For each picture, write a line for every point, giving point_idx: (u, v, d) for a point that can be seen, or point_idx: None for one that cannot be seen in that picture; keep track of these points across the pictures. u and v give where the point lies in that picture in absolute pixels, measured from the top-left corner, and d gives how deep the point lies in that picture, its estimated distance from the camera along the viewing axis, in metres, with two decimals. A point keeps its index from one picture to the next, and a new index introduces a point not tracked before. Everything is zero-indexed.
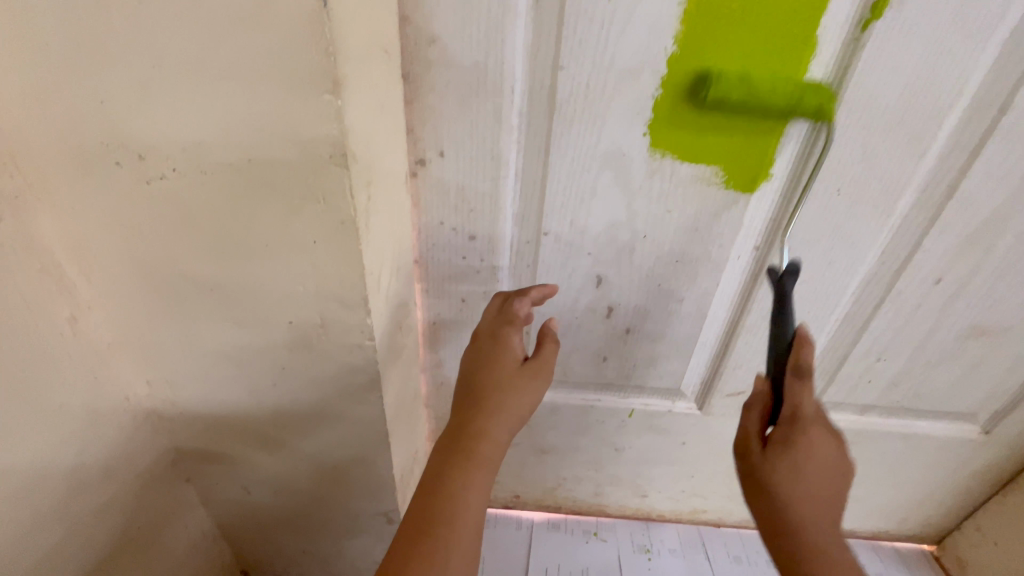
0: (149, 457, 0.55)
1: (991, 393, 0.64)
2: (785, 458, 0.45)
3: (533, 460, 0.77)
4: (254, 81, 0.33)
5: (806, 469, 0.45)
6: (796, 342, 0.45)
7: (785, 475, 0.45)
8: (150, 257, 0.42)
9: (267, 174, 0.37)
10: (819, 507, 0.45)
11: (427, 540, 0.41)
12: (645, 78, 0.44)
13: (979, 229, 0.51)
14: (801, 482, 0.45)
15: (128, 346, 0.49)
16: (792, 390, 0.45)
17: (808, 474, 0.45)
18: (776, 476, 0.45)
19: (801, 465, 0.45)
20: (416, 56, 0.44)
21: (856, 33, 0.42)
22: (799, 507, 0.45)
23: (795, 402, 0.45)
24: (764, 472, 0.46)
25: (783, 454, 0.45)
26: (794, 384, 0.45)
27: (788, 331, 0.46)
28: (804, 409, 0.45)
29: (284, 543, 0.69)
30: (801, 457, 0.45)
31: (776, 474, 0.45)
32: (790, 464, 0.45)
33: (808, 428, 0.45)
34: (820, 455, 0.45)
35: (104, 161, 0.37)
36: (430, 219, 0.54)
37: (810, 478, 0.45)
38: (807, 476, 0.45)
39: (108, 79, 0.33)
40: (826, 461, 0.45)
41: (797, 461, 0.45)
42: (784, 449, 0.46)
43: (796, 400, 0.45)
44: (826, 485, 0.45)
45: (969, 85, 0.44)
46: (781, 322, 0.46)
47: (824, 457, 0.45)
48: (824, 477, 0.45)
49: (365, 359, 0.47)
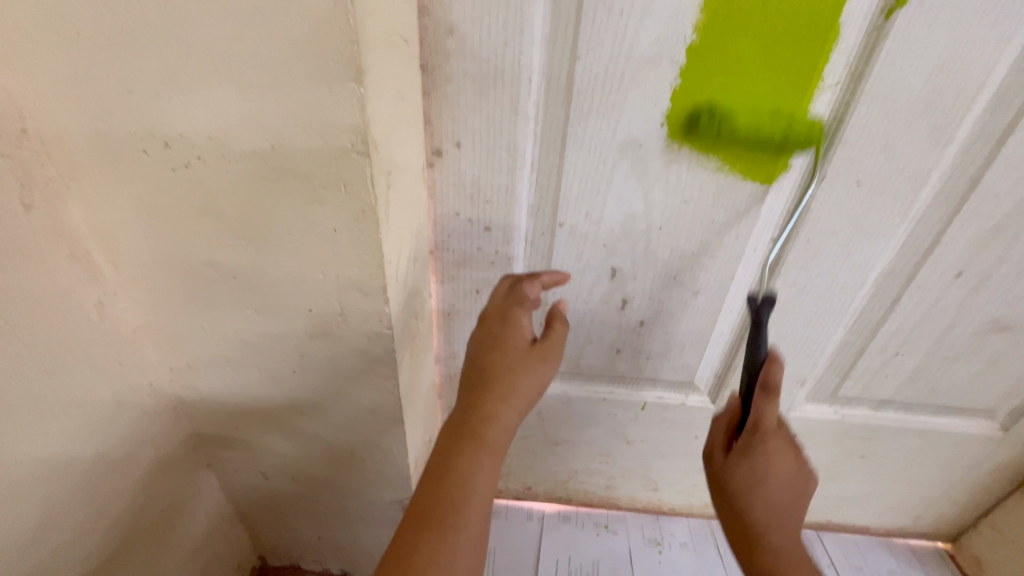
0: (171, 441, 0.56)
1: (1012, 390, 0.64)
2: (745, 466, 0.47)
3: (544, 452, 0.77)
4: (279, 70, 0.33)
5: (763, 477, 0.47)
6: (766, 363, 0.47)
7: (745, 482, 0.47)
8: (175, 244, 0.43)
9: (290, 162, 0.37)
10: (779, 511, 0.47)
11: (437, 525, 0.41)
12: (664, 68, 0.44)
13: (1002, 221, 0.51)
14: (760, 488, 0.47)
15: (152, 332, 0.50)
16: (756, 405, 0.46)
17: (768, 479, 0.47)
18: (736, 483, 0.48)
19: (759, 473, 0.47)
20: (434, 47, 0.45)
21: (879, 21, 0.41)
22: (755, 511, 0.47)
23: (757, 415, 0.46)
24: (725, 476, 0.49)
25: (742, 461, 0.47)
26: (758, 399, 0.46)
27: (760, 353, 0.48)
28: (766, 422, 0.46)
29: (300, 528, 0.70)
30: (760, 466, 0.47)
31: (736, 481, 0.48)
32: (750, 472, 0.47)
33: (769, 440, 0.47)
34: (780, 465, 0.47)
35: (132, 149, 0.38)
36: (446, 210, 0.54)
37: (770, 484, 0.47)
38: (767, 483, 0.47)
39: (136, 67, 0.34)
40: (786, 470, 0.47)
41: (756, 470, 0.47)
42: (746, 457, 0.47)
43: (757, 416, 0.46)
44: (787, 492, 0.47)
45: (996, 74, 0.43)
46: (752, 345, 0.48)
47: (785, 466, 0.47)
48: (785, 483, 0.47)
49: (382, 346, 0.48)
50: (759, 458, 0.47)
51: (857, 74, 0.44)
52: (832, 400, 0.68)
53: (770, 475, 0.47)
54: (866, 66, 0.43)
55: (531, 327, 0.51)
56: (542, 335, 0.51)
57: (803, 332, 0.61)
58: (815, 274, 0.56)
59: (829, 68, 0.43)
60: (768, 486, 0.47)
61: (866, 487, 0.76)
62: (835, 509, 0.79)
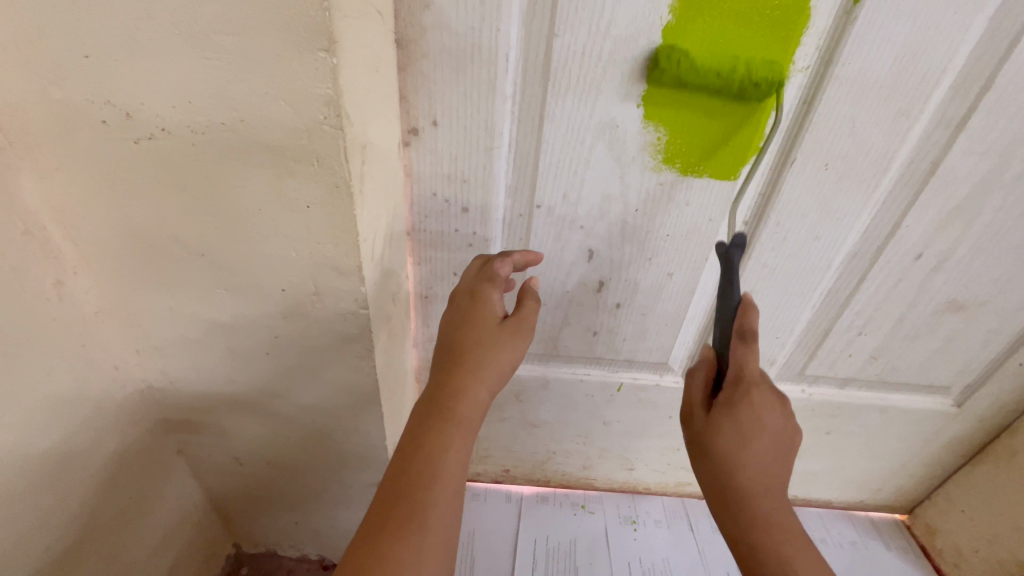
0: (139, 426, 0.54)
1: (965, 367, 0.67)
2: (732, 419, 0.46)
3: (522, 434, 0.78)
4: (247, 36, 0.32)
5: (753, 429, 0.46)
6: (742, 308, 0.48)
7: (734, 437, 0.46)
8: (139, 219, 0.41)
9: (261, 136, 0.36)
10: (769, 463, 0.46)
11: (405, 505, 0.41)
12: (640, 48, 0.45)
13: (959, 205, 0.53)
14: (748, 442, 0.45)
15: (117, 313, 0.48)
16: (736, 353, 0.47)
17: (756, 433, 0.46)
18: (723, 440, 0.46)
19: (748, 425, 0.46)
20: (410, 20, 0.44)
21: (848, 6, 0.42)
22: (746, 466, 0.45)
23: (739, 363, 0.47)
24: (709, 433, 0.47)
25: (729, 414, 0.46)
26: (740, 349, 0.47)
27: (735, 301, 0.49)
28: (748, 367, 0.47)
29: (276, 514, 0.69)
30: (748, 416, 0.46)
31: (724, 436, 0.46)
32: (739, 423, 0.46)
33: (753, 389, 0.47)
34: (768, 417, 0.46)
35: (90, 120, 0.36)
36: (422, 190, 0.54)
37: (758, 438, 0.46)
38: (756, 434, 0.46)
39: (91, 31, 0.32)
40: (773, 423, 0.46)
41: (742, 422, 0.46)
42: (733, 409, 0.46)
43: (740, 362, 0.47)
44: (774, 445, 0.46)
45: (955, 61, 0.45)
46: (727, 292, 0.49)
47: (771, 416, 0.46)
48: (772, 436, 0.46)
49: (358, 326, 0.47)
50: (746, 409, 0.46)
51: (825, 60, 0.45)
52: (800, 379, 0.70)
53: (755, 427, 0.46)
54: (836, 50, 0.44)
55: (503, 304, 0.51)
56: (514, 311, 0.51)
57: (774, 314, 0.62)
58: (785, 255, 0.57)
59: (800, 52, 0.44)
60: (758, 437, 0.45)
61: (828, 463, 0.79)
62: (801, 484, 0.83)
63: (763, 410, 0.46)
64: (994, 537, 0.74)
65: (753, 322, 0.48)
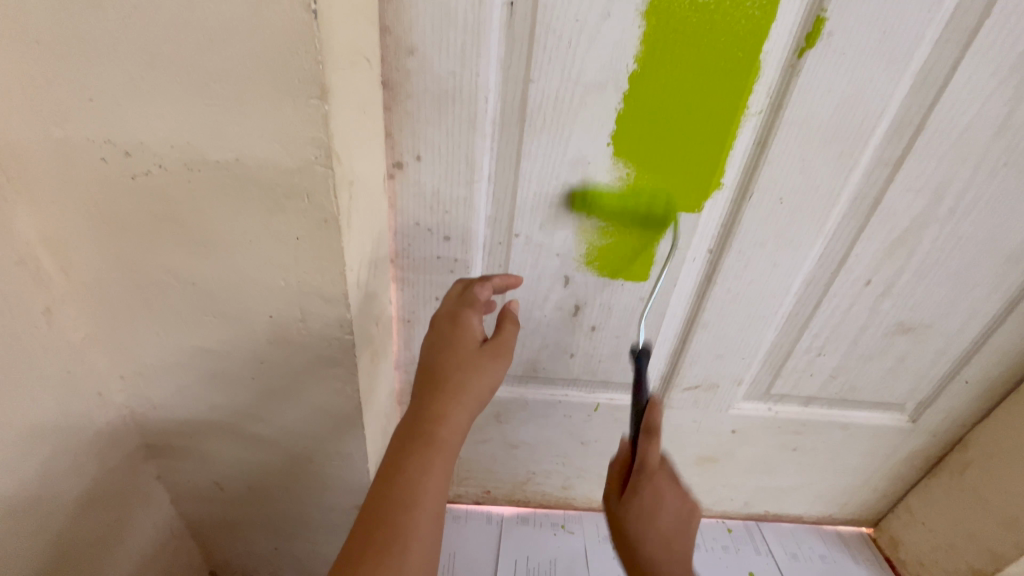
0: (119, 452, 0.54)
1: (917, 384, 0.72)
2: (635, 505, 0.52)
3: (503, 455, 0.80)
4: (245, 84, 0.35)
5: (659, 509, 0.52)
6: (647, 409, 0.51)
7: (636, 520, 0.52)
8: (132, 250, 0.43)
9: (254, 173, 0.38)
10: (668, 542, 0.52)
11: (385, 529, 0.43)
12: (609, 92, 0.49)
13: (900, 235, 0.58)
14: (654, 522, 0.52)
15: (103, 340, 0.49)
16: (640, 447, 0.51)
17: (660, 513, 0.52)
18: (628, 520, 0.53)
19: (652, 507, 0.52)
20: (395, 64, 0.47)
21: (793, 60, 0.47)
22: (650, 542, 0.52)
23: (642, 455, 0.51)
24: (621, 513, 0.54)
25: (633, 501, 0.52)
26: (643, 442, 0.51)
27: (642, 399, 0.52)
28: (650, 460, 0.51)
29: (256, 540, 0.69)
30: (648, 502, 0.52)
31: (630, 517, 0.53)
32: (640, 510, 0.52)
33: (655, 476, 0.52)
34: (669, 497, 0.52)
35: (89, 157, 0.38)
36: (406, 220, 0.56)
37: (661, 517, 0.52)
38: (655, 519, 0.52)
39: (97, 76, 0.35)
40: (674, 502, 0.53)
41: (646, 507, 0.52)
42: (635, 498, 0.52)
43: (644, 456, 0.51)
44: (674, 524, 0.52)
45: (889, 109, 0.50)
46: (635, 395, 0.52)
47: (670, 500, 0.52)
48: (675, 512, 0.52)
49: (342, 351, 0.49)
50: (648, 496, 0.52)
51: (775, 107, 0.50)
52: (766, 397, 0.73)
53: (658, 508, 0.52)
54: (783, 98, 0.49)
55: (483, 328, 0.54)
56: (493, 335, 0.54)
57: (740, 337, 0.66)
58: (747, 281, 0.61)
59: (753, 99, 0.49)
60: (655, 521, 0.52)
61: (796, 479, 0.82)
62: (772, 500, 0.86)
63: (662, 496, 0.52)
64: (952, 547, 0.77)
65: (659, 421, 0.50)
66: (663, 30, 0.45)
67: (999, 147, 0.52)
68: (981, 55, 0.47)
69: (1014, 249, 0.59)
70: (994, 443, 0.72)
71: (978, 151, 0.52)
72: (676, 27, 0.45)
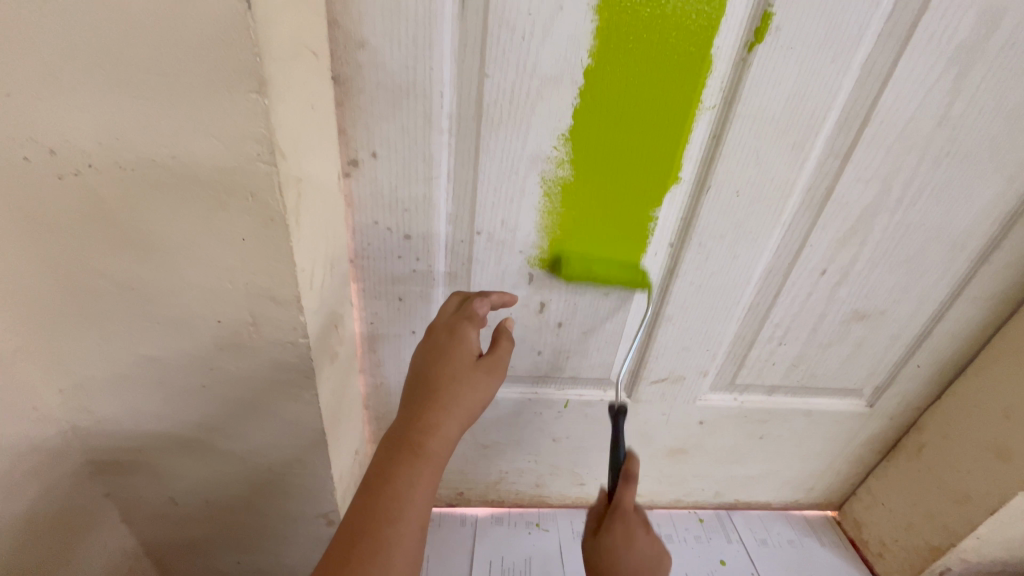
0: (61, 471, 0.51)
1: (873, 370, 0.74)
2: (605, 541, 0.52)
3: (474, 455, 0.79)
4: (176, 76, 0.33)
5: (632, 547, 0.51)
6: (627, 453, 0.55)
7: (605, 560, 0.51)
8: (62, 255, 0.40)
9: (193, 172, 0.37)
10: None
11: (368, 540, 0.42)
12: (566, 86, 0.48)
13: (852, 225, 0.60)
14: (621, 561, 0.51)
15: (37, 351, 0.46)
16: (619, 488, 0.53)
17: (630, 550, 0.51)
18: (597, 559, 0.52)
19: (624, 545, 0.51)
20: (346, 58, 0.46)
21: (744, 54, 0.48)
22: None
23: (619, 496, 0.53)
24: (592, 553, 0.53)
25: (603, 537, 0.52)
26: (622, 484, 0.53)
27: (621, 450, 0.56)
28: (624, 503, 0.53)
29: (217, 555, 0.66)
30: (620, 537, 0.52)
31: (599, 555, 0.52)
32: (609, 548, 0.51)
33: (626, 516, 0.52)
34: (639, 541, 0.52)
35: (12, 155, 0.36)
36: (364, 218, 0.55)
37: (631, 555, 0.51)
38: (625, 555, 0.51)
39: (15, 68, 0.32)
40: (644, 547, 0.51)
41: (616, 545, 0.51)
42: (606, 534, 0.52)
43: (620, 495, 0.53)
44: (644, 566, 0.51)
45: (836, 102, 0.51)
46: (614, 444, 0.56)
47: (640, 544, 0.52)
48: (645, 555, 0.51)
49: (298, 355, 0.47)
50: (617, 533, 0.52)
51: (728, 100, 0.50)
52: (731, 388, 0.75)
53: (629, 547, 0.51)
54: (736, 92, 0.50)
55: (478, 343, 0.53)
56: (487, 351, 0.53)
57: (704, 329, 0.67)
58: (710, 273, 0.62)
59: (707, 93, 0.49)
60: (621, 562, 0.51)
61: (763, 466, 0.84)
62: (741, 489, 0.87)
63: (632, 537, 0.52)
64: (910, 527, 0.80)
65: (636, 463, 0.54)
66: (617, 24, 0.45)
67: (941, 138, 0.54)
68: (920, 49, 0.48)
69: (958, 237, 0.61)
70: (946, 423, 0.75)
71: (920, 142, 0.54)
72: (629, 22, 0.45)
